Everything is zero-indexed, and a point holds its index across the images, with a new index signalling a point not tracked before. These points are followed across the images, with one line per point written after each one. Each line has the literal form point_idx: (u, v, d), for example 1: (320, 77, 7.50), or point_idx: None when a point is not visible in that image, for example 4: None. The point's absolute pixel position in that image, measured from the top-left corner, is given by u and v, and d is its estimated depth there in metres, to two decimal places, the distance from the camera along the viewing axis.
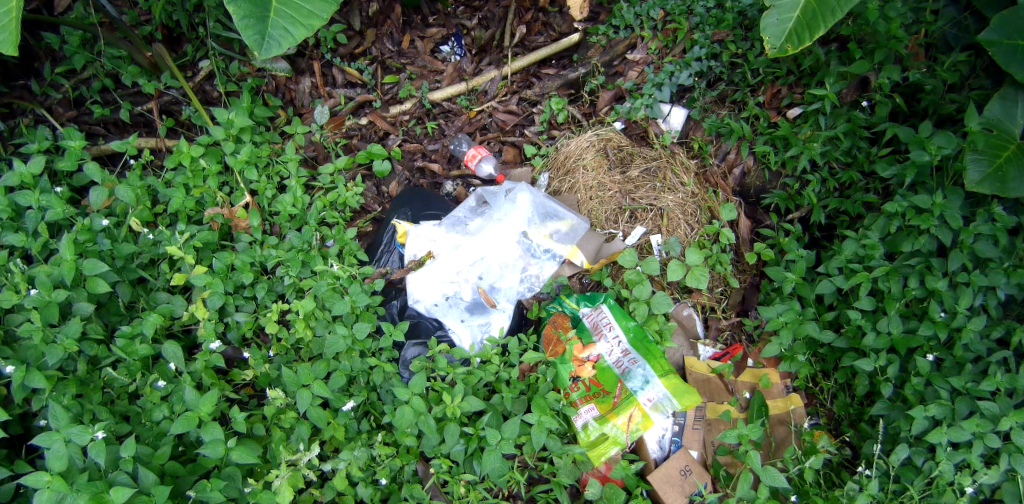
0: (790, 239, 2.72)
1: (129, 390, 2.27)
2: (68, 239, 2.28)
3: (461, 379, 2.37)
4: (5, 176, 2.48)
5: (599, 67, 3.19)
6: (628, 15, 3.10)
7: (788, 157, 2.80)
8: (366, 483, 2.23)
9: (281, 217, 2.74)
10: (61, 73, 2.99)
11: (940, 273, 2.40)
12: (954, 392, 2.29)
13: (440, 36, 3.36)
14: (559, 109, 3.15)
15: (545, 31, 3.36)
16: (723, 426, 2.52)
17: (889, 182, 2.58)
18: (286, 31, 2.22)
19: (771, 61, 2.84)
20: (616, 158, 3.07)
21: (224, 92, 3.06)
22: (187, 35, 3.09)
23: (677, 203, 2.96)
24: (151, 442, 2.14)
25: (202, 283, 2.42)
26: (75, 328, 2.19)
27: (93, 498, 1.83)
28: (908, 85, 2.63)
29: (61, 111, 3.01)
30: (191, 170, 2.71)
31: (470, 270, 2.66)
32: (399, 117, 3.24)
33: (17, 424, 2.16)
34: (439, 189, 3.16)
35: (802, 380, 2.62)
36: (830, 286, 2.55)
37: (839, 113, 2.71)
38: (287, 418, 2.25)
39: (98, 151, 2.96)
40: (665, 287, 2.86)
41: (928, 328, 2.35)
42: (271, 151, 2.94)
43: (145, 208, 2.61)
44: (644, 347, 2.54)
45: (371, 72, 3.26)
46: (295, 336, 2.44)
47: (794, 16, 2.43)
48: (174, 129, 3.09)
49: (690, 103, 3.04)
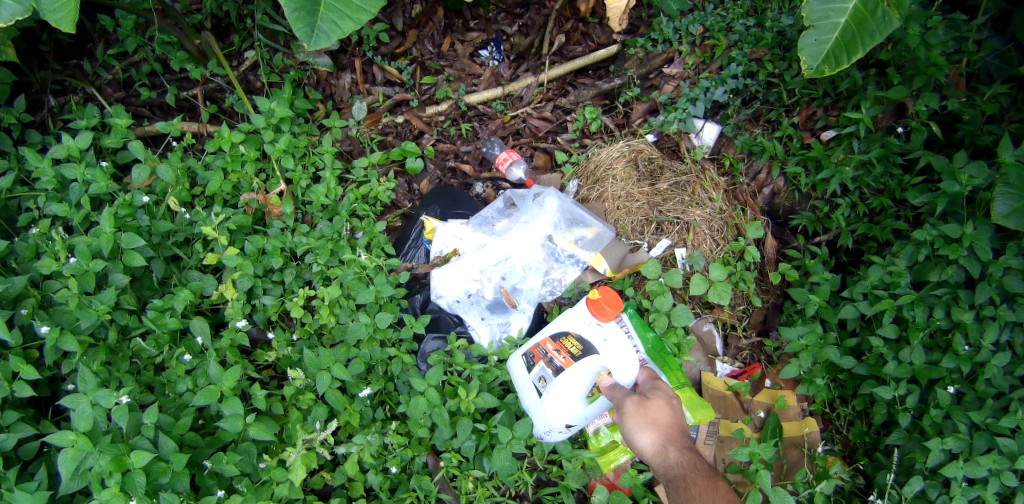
0: (815, 262, 2.70)
1: (155, 362, 2.34)
2: (109, 212, 2.35)
3: (478, 375, 2.42)
4: (54, 149, 2.55)
5: (635, 79, 3.20)
6: (667, 29, 3.10)
7: (820, 180, 2.79)
8: (377, 470, 2.27)
9: (314, 206, 2.80)
10: (113, 55, 3.09)
11: (967, 305, 2.35)
12: (973, 427, 2.24)
13: (480, 41, 3.38)
14: (592, 118, 3.17)
15: (583, 42, 3.36)
16: (736, 445, 2.52)
17: (921, 210, 2.55)
18: (334, 24, 2.30)
19: (808, 82, 2.84)
20: (646, 170, 3.07)
21: (268, 83, 3.14)
22: (235, 25, 3.16)
23: (704, 218, 2.95)
24: (172, 413, 2.20)
25: (233, 264, 2.48)
26: (110, 296, 2.27)
27: (115, 460, 1.89)
28: (947, 113, 2.60)
29: (110, 91, 3.12)
30: (230, 155, 2.79)
31: (494, 270, 2.72)
32: (434, 117, 3.30)
33: (46, 385, 2.25)
34: (469, 190, 3.21)
35: (819, 404, 2.60)
36: (854, 311, 2.52)
37: (874, 138, 2.69)
38: (305, 399, 2.31)
39: (142, 132, 3.07)
40: (687, 300, 2.86)
41: (950, 361, 2.31)
42: (309, 142, 3.00)
43: (184, 189, 2.67)
44: (662, 359, 2.55)
45: (410, 72, 3.31)
46: (319, 322, 2.49)
47: (833, 38, 2.44)
48: (217, 116, 3.18)
49: (723, 120, 3.04)
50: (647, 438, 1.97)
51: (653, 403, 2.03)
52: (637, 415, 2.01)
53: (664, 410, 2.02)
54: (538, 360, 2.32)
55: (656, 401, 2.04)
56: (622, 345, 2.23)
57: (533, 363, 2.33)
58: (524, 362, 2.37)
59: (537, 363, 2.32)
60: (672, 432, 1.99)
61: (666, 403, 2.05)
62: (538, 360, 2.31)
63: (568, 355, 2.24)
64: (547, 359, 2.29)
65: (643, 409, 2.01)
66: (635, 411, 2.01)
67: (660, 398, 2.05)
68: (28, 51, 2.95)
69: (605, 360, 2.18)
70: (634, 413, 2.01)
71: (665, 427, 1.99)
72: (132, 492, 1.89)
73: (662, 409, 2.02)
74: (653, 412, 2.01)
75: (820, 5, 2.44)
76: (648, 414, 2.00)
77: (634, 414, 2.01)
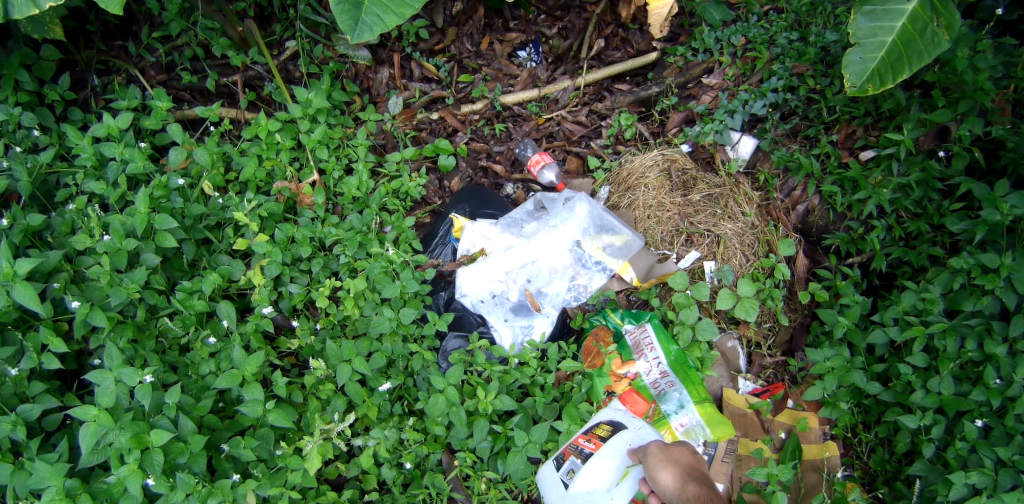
0: (847, 283, 2.65)
1: (181, 342, 2.37)
2: (145, 192, 2.37)
3: (497, 377, 2.41)
4: (95, 127, 2.59)
5: (673, 87, 3.16)
6: (709, 39, 3.07)
7: (856, 200, 2.74)
8: (391, 465, 2.29)
9: (345, 198, 2.82)
10: (157, 38, 3.13)
11: (1000, 338, 2.28)
12: (999, 463, 2.17)
13: (519, 42, 3.36)
14: (627, 125, 3.15)
15: (623, 47, 3.32)
16: (753, 464, 2.46)
17: (959, 237, 2.48)
18: (378, 18, 2.31)
19: (849, 100, 2.79)
20: (679, 180, 3.05)
21: (307, 73, 3.16)
22: (278, 15, 3.18)
23: (736, 232, 2.92)
24: (194, 394, 2.23)
25: (262, 251, 2.50)
26: (140, 275, 2.30)
27: (134, 437, 1.92)
28: (990, 140, 2.51)
29: (153, 74, 3.17)
30: (266, 143, 2.81)
31: (520, 272, 2.72)
32: (469, 116, 3.30)
33: (73, 359, 2.29)
34: (500, 190, 3.22)
35: (842, 429, 2.54)
36: (883, 336, 2.47)
37: (914, 161, 2.62)
38: (325, 389, 2.32)
39: (182, 115, 3.13)
40: (712, 314, 2.85)
41: (980, 393, 2.24)
42: (343, 134, 3.01)
43: (219, 174, 2.70)
44: (683, 372, 2.55)
45: (447, 69, 3.30)
46: (343, 313, 2.51)
47: (879, 56, 2.40)
48: (256, 103, 3.22)
49: (761, 134, 3.00)
50: (668, 474, 1.97)
51: (675, 446, 2.07)
52: (659, 454, 2.03)
53: (686, 454, 2.06)
54: (567, 456, 2.21)
55: (679, 447, 2.09)
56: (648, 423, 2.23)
57: (562, 461, 2.22)
58: (550, 462, 2.25)
59: (567, 460, 2.21)
60: (693, 471, 2.00)
61: (688, 450, 2.09)
62: (567, 453, 2.21)
63: (598, 439, 2.19)
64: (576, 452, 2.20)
65: (666, 450, 2.05)
66: (658, 451, 2.04)
67: (682, 446, 2.10)
68: (76, 30, 3.01)
69: (634, 437, 2.18)
70: (656, 453, 2.04)
71: (687, 467, 2.01)
72: (149, 469, 1.91)
73: (685, 453, 2.06)
74: (675, 454, 2.04)
75: (867, 22, 2.40)
76: (671, 454, 2.03)
77: (657, 453, 2.03)
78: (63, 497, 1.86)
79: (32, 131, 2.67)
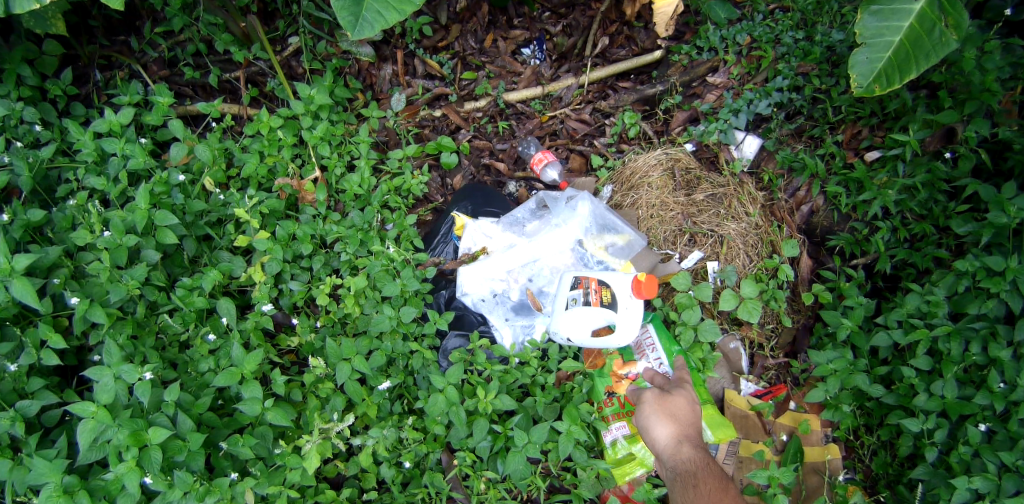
0: (850, 284, 2.63)
1: (181, 339, 2.37)
2: (146, 188, 2.37)
3: (498, 376, 2.40)
4: (96, 122, 2.58)
5: (677, 85, 3.13)
6: (714, 38, 3.04)
7: (861, 201, 2.72)
8: (390, 463, 2.28)
9: (347, 195, 2.81)
10: (160, 34, 3.12)
11: (1005, 342, 2.25)
12: (1002, 468, 2.15)
13: (523, 39, 3.33)
14: (631, 123, 3.13)
15: (627, 45, 3.30)
16: (755, 466, 2.48)
17: (964, 239, 2.45)
18: (379, 15, 2.30)
19: (855, 100, 2.76)
20: (683, 180, 3.03)
21: (309, 69, 3.15)
22: (281, 11, 3.16)
23: (739, 232, 2.91)
24: (193, 391, 2.23)
25: (263, 248, 2.49)
26: (140, 272, 2.29)
27: (133, 435, 1.91)
28: (997, 141, 2.47)
29: (155, 69, 3.16)
30: (267, 139, 2.80)
31: (521, 271, 2.71)
32: (472, 113, 3.28)
33: (73, 355, 2.29)
34: (502, 188, 3.21)
35: (844, 431, 2.52)
36: (887, 339, 2.45)
37: (920, 162, 2.60)
38: (324, 387, 2.32)
39: (184, 111, 3.12)
40: (715, 315, 2.83)
41: (984, 397, 2.22)
42: (345, 131, 3.00)
43: (220, 170, 2.70)
44: (685, 373, 2.52)
45: (451, 66, 3.29)
46: (344, 311, 2.50)
47: (886, 57, 2.37)
48: (258, 99, 3.21)
49: (765, 133, 2.98)
50: (663, 429, 2.18)
51: (674, 399, 2.25)
52: (657, 407, 2.24)
53: (684, 407, 2.24)
54: (581, 293, 2.49)
55: (677, 397, 2.26)
56: (637, 316, 2.44)
57: (575, 294, 2.50)
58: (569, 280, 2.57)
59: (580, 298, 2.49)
60: (688, 431, 2.19)
61: (686, 400, 2.26)
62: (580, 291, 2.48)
63: (599, 298, 2.44)
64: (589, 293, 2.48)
65: (665, 403, 2.23)
66: (656, 402, 2.24)
67: (681, 396, 2.27)
68: (78, 25, 3.00)
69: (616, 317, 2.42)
70: (654, 404, 2.24)
71: (683, 423, 2.20)
72: (147, 467, 1.91)
73: (683, 406, 2.24)
74: (673, 408, 2.23)
75: (873, 22, 2.38)
76: (669, 408, 2.23)
77: (656, 405, 2.23)
78: (61, 494, 1.86)
79: (34, 125, 2.66)
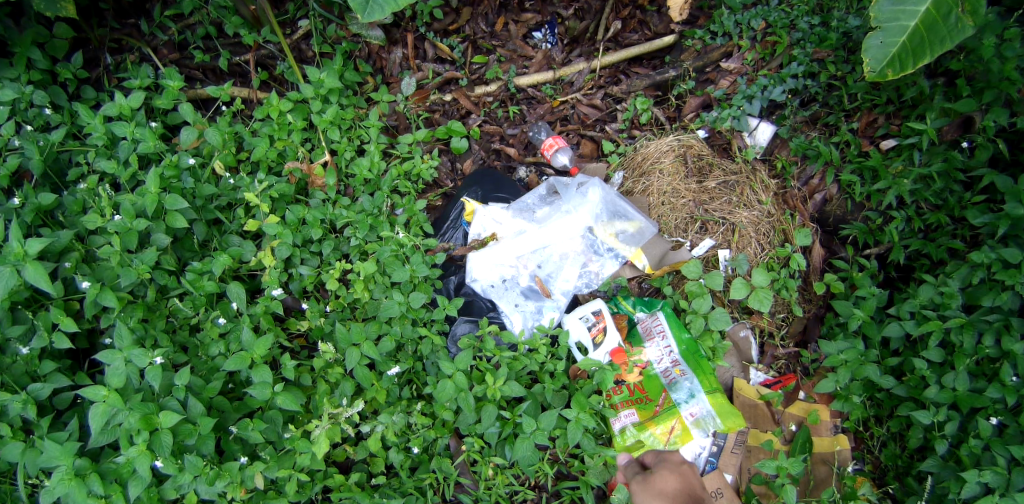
0: (863, 275, 2.60)
1: (191, 322, 2.38)
2: (156, 173, 2.37)
3: (506, 363, 2.39)
4: (106, 106, 2.57)
5: (690, 71, 3.10)
6: (728, 22, 2.99)
7: (875, 190, 2.68)
8: (398, 448, 2.30)
9: (356, 180, 2.79)
10: (169, 17, 3.10)
11: (1019, 334, 2.22)
12: (1013, 462, 2.13)
13: (534, 23, 3.28)
14: (643, 109, 3.10)
15: (639, 30, 3.25)
16: (763, 456, 2.46)
17: (980, 230, 2.41)
18: None
19: (871, 88, 2.72)
20: (695, 166, 3.00)
21: (319, 52, 3.12)
22: None
23: (751, 221, 2.88)
24: (203, 375, 2.25)
25: (273, 232, 2.50)
26: (150, 256, 2.30)
27: (144, 419, 1.93)
28: (1015, 131, 2.41)
29: (165, 52, 3.15)
30: (278, 123, 2.79)
31: (531, 257, 2.69)
32: (482, 98, 3.25)
33: (84, 338, 2.31)
34: (512, 173, 3.19)
35: (853, 422, 2.51)
36: (899, 330, 2.42)
37: (936, 151, 2.55)
38: (334, 373, 2.33)
39: (193, 95, 3.12)
40: (726, 304, 2.82)
41: (996, 391, 2.20)
42: (356, 115, 2.98)
43: (230, 153, 2.68)
44: (695, 361, 2.54)
45: (461, 50, 3.25)
46: (353, 296, 2.50)
47: (901, 41, 2.32)
48: (268, 83, 3.19)
49: (779, 120, 2.95)
50: None
51: (658, 477, 2.24)
52: (644, 493, 2.22)
53: (670, 480, 2.22)
54: (600, 319, 2.58)
55: (660, 474, 2.25)
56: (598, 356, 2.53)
57: (597, 314, 2.59)
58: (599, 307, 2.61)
59: (597, 320, 2.58)
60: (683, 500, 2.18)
61: (670, 472, 2.25)
62: (603, 318, 2.57)
63: (597, 329, 2.57)
64: (607, 324, 2.57)
65: (649, 486, 2.22)
66: (643, 491, 2.22)
67: (663, 470, 2.26)
68: (88, 7, 2.98)
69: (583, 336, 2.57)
70: (641, 493, 2.22)
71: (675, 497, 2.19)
72: (158, 451, 1.93)
73: (669, 480, 2.22)
74: (660, 486, 2.21)
75: (889, 5, 2.32)
76: (656, 490, 2.21)
77: (642, 493, 2.22)
78: (73, 476, 1.88)
79: (44, 109, 2.66)
